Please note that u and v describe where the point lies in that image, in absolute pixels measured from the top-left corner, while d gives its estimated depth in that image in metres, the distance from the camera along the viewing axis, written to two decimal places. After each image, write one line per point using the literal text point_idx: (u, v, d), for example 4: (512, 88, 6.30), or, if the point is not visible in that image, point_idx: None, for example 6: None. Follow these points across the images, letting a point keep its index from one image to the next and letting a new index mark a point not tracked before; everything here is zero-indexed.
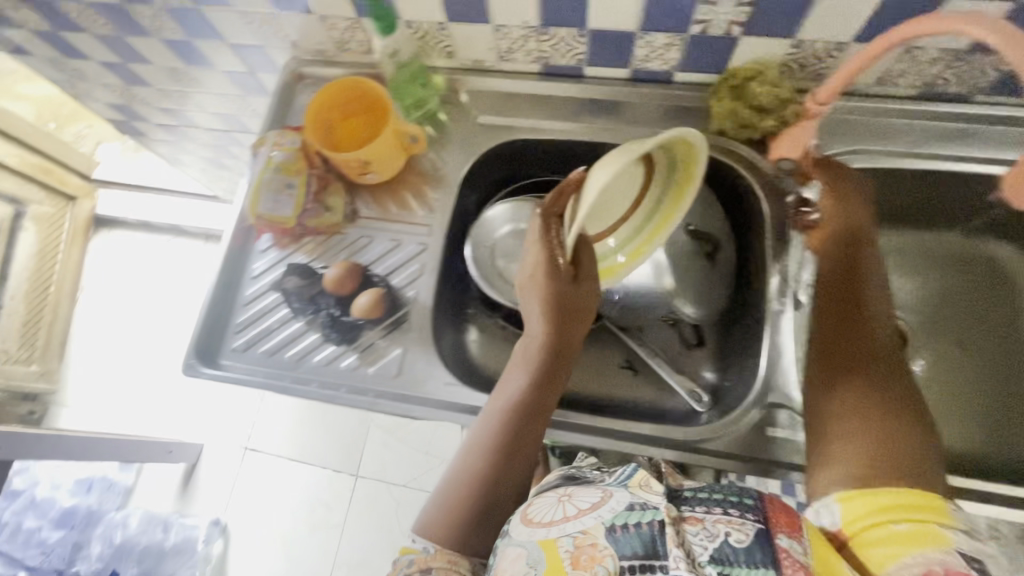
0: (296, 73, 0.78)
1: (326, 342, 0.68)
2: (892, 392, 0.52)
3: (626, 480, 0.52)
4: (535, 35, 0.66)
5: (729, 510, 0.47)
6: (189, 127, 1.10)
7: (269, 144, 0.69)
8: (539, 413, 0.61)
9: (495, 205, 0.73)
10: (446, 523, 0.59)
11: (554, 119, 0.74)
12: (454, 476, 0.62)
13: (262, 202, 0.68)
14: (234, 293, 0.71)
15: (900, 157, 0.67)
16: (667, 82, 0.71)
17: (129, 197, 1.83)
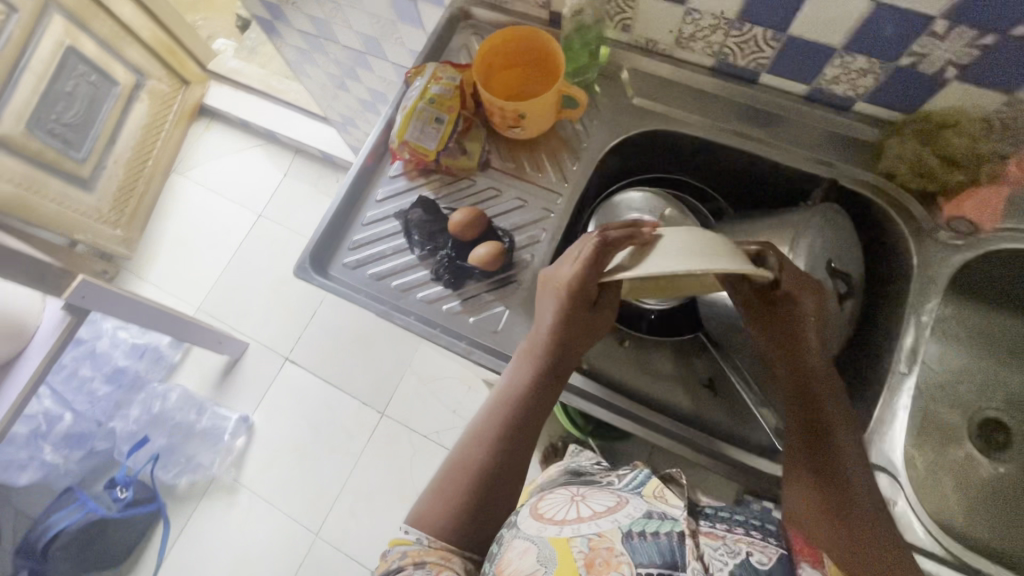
0: (463, 11, 0.78)
1: (433, 282, 0.69)
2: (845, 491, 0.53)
3: (638, 487, 0.55)
4: (725, 28, 0.63)
5: (752, 531, 0.49)
6: (326, 42, 1.11)
7: (428, 75, 0.68)
8: (538, 409, 0.61)
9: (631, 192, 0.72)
10: (439, 513, 0.58)
11: (710, 117, 0.71)
12: (448, 466, 0.62)
13: (408, 130, 0.67)
14: (355, 214, 0.72)
15: None
16: (844, 110, 0.67)
17: (237, 96, 1.90)
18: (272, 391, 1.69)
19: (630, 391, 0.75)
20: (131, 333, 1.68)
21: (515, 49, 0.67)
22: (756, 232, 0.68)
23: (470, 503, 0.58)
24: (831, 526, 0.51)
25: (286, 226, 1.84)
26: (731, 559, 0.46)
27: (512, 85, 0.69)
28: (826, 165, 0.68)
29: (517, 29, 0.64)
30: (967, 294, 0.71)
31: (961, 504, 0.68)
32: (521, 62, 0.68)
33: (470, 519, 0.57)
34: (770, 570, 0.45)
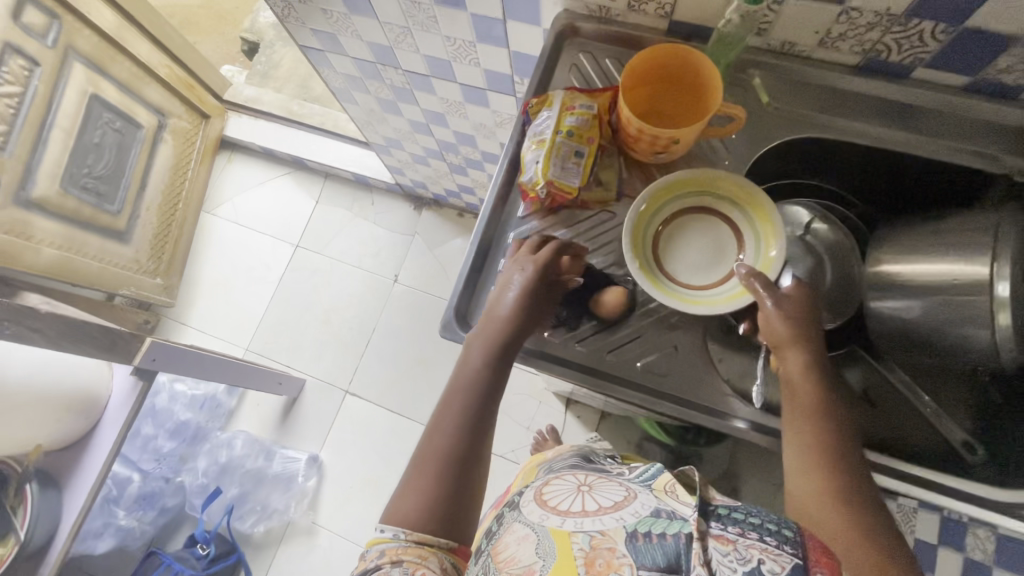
0: (569, 27, 0.72)
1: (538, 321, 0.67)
2: (847, 473, 0.54)
3: (651, 481, 0.57)
4: (886, 25, 0.58)
5: (766, 537, 0.45)
6: (383, 67, 1.05)
7: (559, 105, 0.63)
8: (495, 393, 0.61)
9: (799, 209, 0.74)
10: (415, 501, 0.55)
11: (855, 120, 0.67)
12: (424, 452, 0.58)
13: (549, 169, 0.62)
14: (495, 256, 0.68)
15: None
16: (1008, 99, 0.62)
17: (259, 125, 1.83)
18: (337, 427, 1.64)
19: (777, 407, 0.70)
20: (189, 384, 1.62)
21: (657, 67, 0.62)
22: (924, 240, 0.64)
23: (451, 503, 0.55)
24: (838, 505, 0.52)
25: (326, 255, 1.78)
26: (741, 567, 0.42)
27: (647, 105, 0.64)
28: (987, 161, 0.64)
29: (669, 46, 0.59)
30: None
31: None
32: (657, 81, 0.63)
33: (450, 516, 0.55)
34: None
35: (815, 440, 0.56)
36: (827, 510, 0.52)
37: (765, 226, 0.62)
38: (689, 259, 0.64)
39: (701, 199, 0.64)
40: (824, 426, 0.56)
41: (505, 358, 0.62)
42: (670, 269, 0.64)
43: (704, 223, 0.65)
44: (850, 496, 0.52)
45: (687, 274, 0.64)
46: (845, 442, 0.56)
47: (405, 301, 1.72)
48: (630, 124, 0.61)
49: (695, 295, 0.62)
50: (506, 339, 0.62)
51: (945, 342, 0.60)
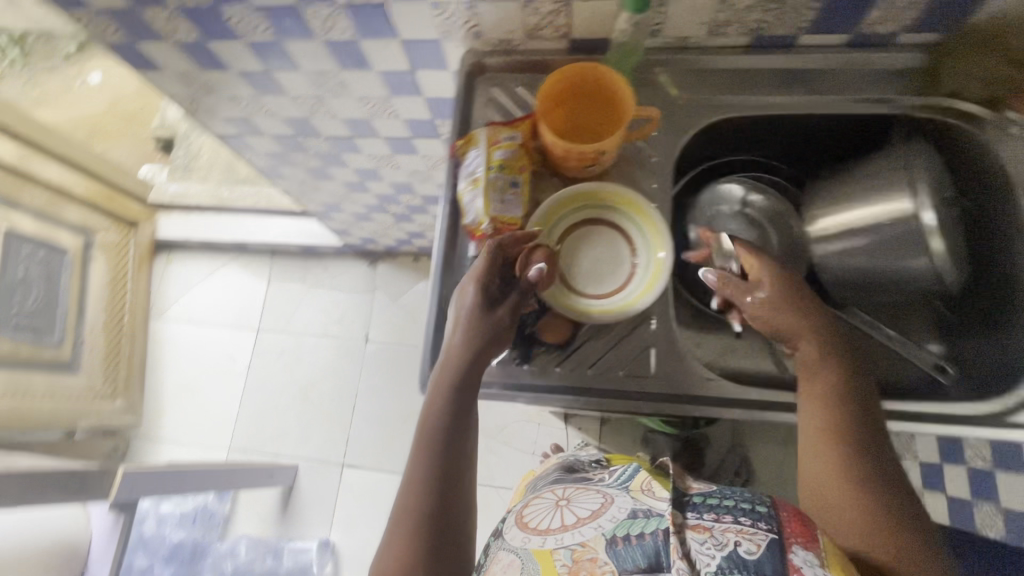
0: (477, 65, 0.74)
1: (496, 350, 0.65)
2: (858, 450, 0.55)
3: (629, 481, 0.62)
4: (763, 5, 0.63)
5: (741, 519, 0.51)
6: (306, 138, 1.04)
7: (485, 143, 0.64)
8: (463, 431, 0.58)
9: (730, 183, 0.77)
10: (396, 563, 0.51)
11: (758, 95, 0.71)
12: (400, 502, 0.55)
13: (491, 205, 0.63)
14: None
15: None
16: (885, 47, 0.68)
17: (191, 219, 1.78)
18: (341, 504, 1.58)
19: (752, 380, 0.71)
20: (175, 502, 1.56)
21: (567, 87, 0.64)
22: (845, 192, 0.69)
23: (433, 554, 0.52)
24: (848, 485, 0.54)
25: (290, 332, 1.73)
26: (718, 552, 0.49)
27: (567, 124, 0.66)
28: (880, 104, 0.69)
29: (575, 66, 0.62)
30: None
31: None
32: (569, 99, 0.65)
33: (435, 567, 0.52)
34: (758, 558, 0.48)
35: (821, 425, 0.57)
36: (838, 495, 0.54)
37: (652, 238, 0.65)
38: (589, 270, 0.66)
39: (592, 210, 0.66)
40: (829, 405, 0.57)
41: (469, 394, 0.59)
42: (572, 283, 0.65)
43: (598, 233, 0.66)
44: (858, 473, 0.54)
45: (590, 286, 0.65)
46: (856, 421, 0.56)
47: (381, 358, 1.69)
48: (555, 147, 0.63)
49: (599, 304, 0.63)
50: (466, 370, 0.59)
51: (891, 274, 0.66)
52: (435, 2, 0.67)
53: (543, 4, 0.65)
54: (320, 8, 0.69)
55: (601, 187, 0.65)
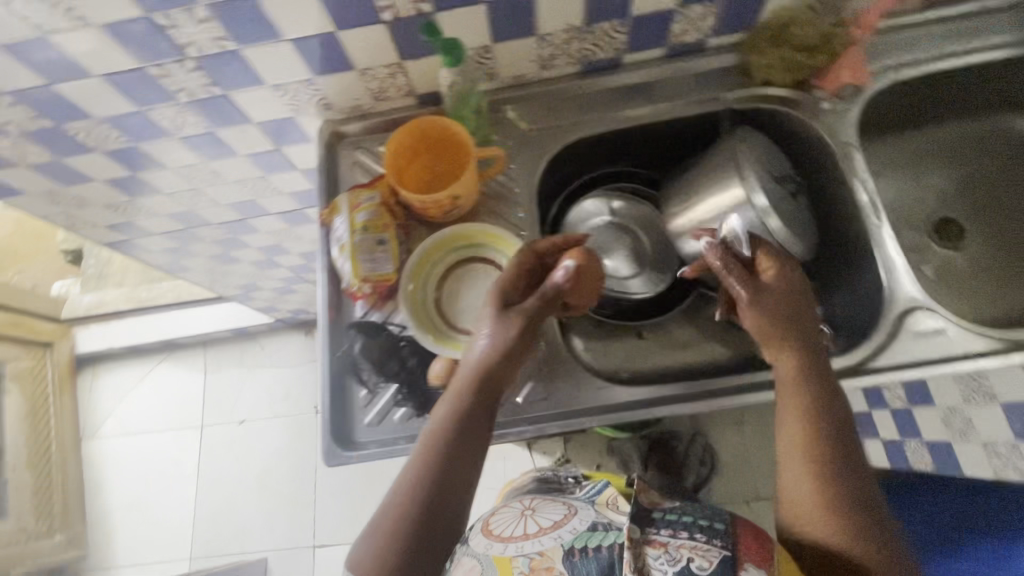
0: (336, 133, 0.77)
1: (398, 403, 0.65)
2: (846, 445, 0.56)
3: (594, 498, 0.66)
4: (578, 36, 0.68)
5: (696, 536, 0.53)
6: (197, 228, 1.04)
7: (345, 209, 0.66)
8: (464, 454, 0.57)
9: (586, 202, 0.83)
10: (379, 554, 0.53)
11: (600, 115, 0.76)
12: (388, 508, 0.55)
13: (362, 265, 0.64)
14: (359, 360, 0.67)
15: (928, 62, 0.73)
16: (699, 52, 0.74)
17: (111, 327, 1.72)
18: None
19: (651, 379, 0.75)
20: None
21: (413, 142, 0.67)
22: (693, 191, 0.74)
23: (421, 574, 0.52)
24: (830, 477, 0.54)
25: (236, 422, 1.67)
26: (671, 568, 0.51)
27: (424, 176, 0.69)
28: (713, 100, 0.74)
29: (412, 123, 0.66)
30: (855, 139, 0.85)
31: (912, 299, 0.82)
32: (420, 152, 0.68)
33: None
34: (709, 573, 0.50)
35: (822, 409, 0.57)
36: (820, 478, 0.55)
37: None
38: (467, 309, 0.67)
39: (464, 250, 0.69)
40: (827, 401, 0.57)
41: (476, 419, 0.58)
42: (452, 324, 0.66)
43: (471, 271, 0.69)
44: (844, 466, 0.55)
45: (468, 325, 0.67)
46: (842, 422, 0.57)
47: None
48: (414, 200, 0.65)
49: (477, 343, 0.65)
50: (479, 394, 0.58)
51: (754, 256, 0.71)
52: (276, 85, 0.69)
53: (379, 69, 0.69)
54: (167, 108, 0.70)
55: (468, 229, 0.68)
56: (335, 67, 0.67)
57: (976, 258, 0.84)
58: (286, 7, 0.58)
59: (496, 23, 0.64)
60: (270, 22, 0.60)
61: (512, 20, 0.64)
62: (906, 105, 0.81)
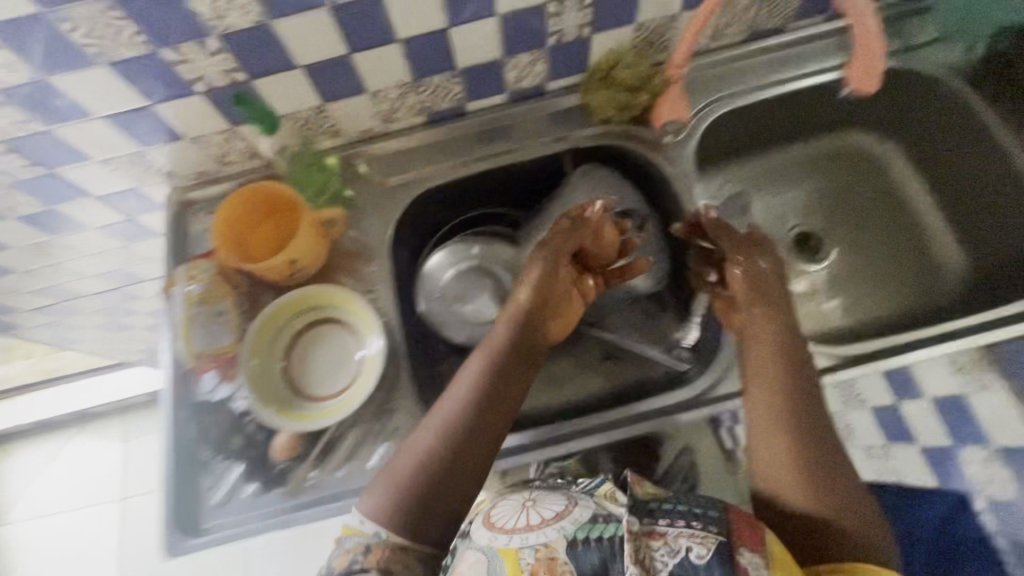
0: (184, 201, 0.75)
1: (249, 478, 0.64)
2: (821, 423, 0.56)
3: (593, 488, 0.54)
4: (412, 90, 0.69)
5: (692, 523, 0.49)
6: (72, 301, 0.99)
7: (183, 281, 0.69)
8: (491, 421, 0.58)
9: (433, 255, 0.80)
10: (395, 494, 0.53)
11: (448, 163, 0.77)
12: (405, 456, 0.56)
13: (195, 337, 0.68)
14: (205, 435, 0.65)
15: (750, 93, 0.78)
16: (542, 96, 0.76)
17: (17, 404, 1.61)
18: None
19: (519, 423, 0.74)
20: None
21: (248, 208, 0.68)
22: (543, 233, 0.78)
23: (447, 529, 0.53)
24: (816, 453, 0.54)
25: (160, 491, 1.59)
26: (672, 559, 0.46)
27: (264, 240, 0.70)
28: (559, 142, 0.76)
29: (236, 196, 0.66)
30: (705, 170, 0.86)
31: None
32: (257, 218, 0.69)
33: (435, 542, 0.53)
34: (709, 562, 0.45)
35: (803, 383, 0.58)
36: (806, 446, 0.55)
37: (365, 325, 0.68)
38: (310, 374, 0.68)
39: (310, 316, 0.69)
40: (794, 396, 0.57)
41: (500, 392, 0.59)
42: (297, 388, 0.68)
43: (317, 335, 0.69)
44: (824, 439, 0.56)
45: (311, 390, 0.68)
46: (816, 412, 0.57)
47: None
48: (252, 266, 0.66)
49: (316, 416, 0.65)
50: (505, 367, 0.61)
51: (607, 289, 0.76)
52: (106, 159, 0.67)
53: (212, 135, 0.68)
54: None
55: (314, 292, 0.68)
56: (166, 138, 0.66)
57: (835, 268, 0.86)
58: (89, 85, 0.57)
59: (322, 84, 0.65)
60: (75, 99, 0.59)
61: (337, 80, 0.65)
62: (746, 131, 0.84)
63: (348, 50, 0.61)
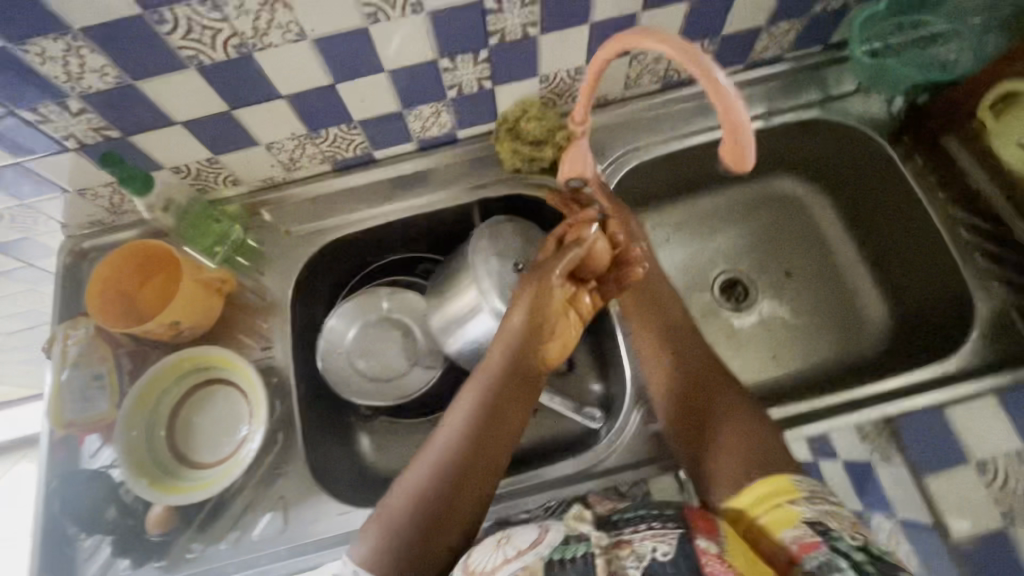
0: (249, 207, 0.73)
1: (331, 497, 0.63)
2: (733, 398, 0.59)
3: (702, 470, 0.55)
4: (490, 98, 0.67)
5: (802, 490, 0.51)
6: None
7: (69, 346, 0.63)
8: (484, 447, 0.54)
9: None
10: (386, 531, 0.51)
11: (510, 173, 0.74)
12: (404, 488, 0.54)
13: (72, 411, 0.61)
14: (289, 443, 0.65)
15: (815, 106, 0.74)
16: (614, 102, 0.75)
17: None
18: None
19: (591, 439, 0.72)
20: None
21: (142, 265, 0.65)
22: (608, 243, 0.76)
23: (745, 452, 0.54)
24: (738, 430, 0.56)
25: None
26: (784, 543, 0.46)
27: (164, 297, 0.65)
28: (633, 151, 0.75)
29: (121, 252, 0.63)
30: (750, 180, 0.86)
31: (816, 332, 0.81)
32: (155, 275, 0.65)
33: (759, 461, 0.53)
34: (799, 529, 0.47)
35: (699, 363, 0.63)
36: (717, 431, 0.57)
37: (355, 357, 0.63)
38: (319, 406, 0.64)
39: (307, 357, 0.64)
40: (690, 368, 0.62)
41: (495, 410, 0.56)
42: (214, 457, 0.63)
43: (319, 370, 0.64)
44: (736, 423, 0.57)
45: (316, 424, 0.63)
46: (723, 388, 0.60)
47: None
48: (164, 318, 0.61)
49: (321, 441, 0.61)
50: (488, 394, 0.56)
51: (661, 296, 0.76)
52: (176, 167, 0.65)
53: (285, 141, 0.66)
54: (52, 198, 0.65)
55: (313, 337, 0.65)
56: (239, 145, 0.64)
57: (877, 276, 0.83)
58: (171, 93, 0.55)
59: (403, 91, 0.62)
60: (157, 105, 0.56)
61: (418, 88, 0.63)
62: (803, 147, 0.80)
63: (435, 58, 0.59)
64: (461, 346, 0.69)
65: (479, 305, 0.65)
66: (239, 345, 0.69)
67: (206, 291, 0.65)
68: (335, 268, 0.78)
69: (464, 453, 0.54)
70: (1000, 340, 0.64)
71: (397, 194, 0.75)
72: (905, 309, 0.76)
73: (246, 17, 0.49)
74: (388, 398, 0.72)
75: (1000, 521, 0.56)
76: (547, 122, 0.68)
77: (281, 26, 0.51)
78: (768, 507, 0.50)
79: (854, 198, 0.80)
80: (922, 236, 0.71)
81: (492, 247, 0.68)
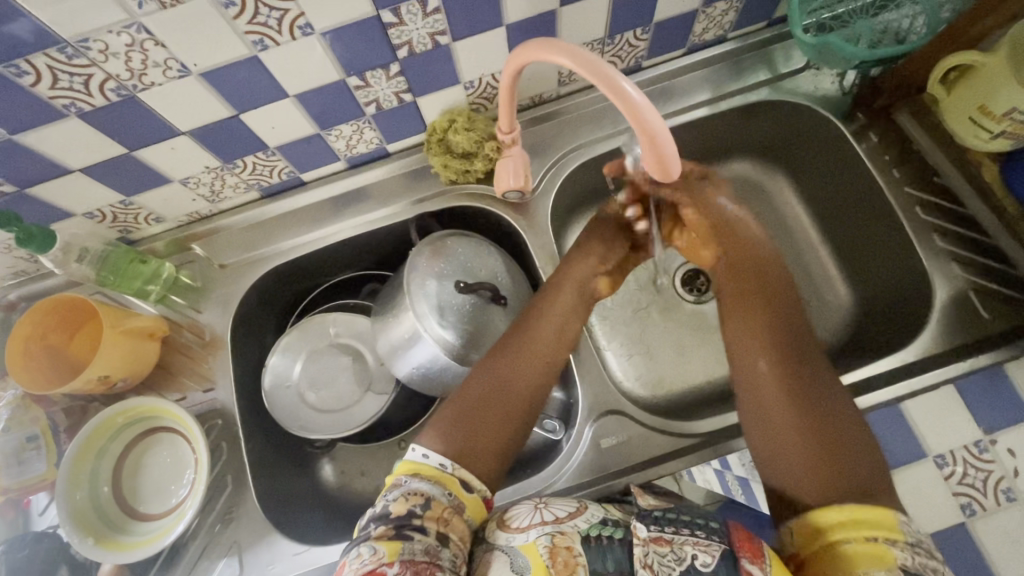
0: (180, 245, 0.70)
1: (284, 538, 0.62)
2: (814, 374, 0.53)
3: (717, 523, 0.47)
4: (415, 111, 0.63)
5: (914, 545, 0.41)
6: None
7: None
8: (540, 378, 0.58)
9: None
10: (453, 427, 0.53)
11: (447, 187, 0.70)
12: (470, 388, 0.56)
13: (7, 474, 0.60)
14: (241, 486, 0.64)
15: (757, 89, 0.70)
16: (552, 101, 0.70)
17: None
18: None
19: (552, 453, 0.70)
20: None
21: (63, 319, 0.62)
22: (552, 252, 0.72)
23: (832, 468, 0.47)
24: (804, 404, 0.51)
25: None
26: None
27: (92, 347, 0.62)
28: (575, 150, 0.71)
29: (42, 307, 0.60)
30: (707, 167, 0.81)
31: None
32: (77, 326, 0.62)
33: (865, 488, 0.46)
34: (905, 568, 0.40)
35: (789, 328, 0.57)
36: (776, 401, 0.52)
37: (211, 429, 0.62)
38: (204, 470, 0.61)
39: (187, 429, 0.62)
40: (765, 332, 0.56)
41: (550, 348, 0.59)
42: (166, 507, 0.62)
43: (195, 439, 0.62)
44: (806, 404, 0.51)
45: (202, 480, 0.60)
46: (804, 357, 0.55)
47: None
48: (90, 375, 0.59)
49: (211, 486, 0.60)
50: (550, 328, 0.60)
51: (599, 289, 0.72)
52: (89, 213, 0.61)
53: (201, 175, 0.62)
54: None
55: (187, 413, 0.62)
56: (151, 185, 0.60)
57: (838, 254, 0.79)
58: (59, 140, 0.51)
59: (313, 114, 0.58)
60: (51, 158, 0.53)
61: (329, 109, 0.58)
62: (751, 132, 0.76)
63: (342, 76, 0.54)
64: (409, 371, 0.65)
65: (418, 331, 0.62)
66: (182, 389, 0.67)
67: (136, 336, 0.62)
68: (280, 295, 0.75)
69: (524, 378, 0.57)
70: (959, 327, 0.61)
71: (331, 216, 0.71)
72: (868, 292, 0.73)
73: (116, 60, 0.46)
74: (343, 430, 0.70)
75: (960, 515, 0.56)
76: (476, 131, 0.63)
77: (158, 64, 0.47)
78: (859, 538, 0.42)
79: (812, 178, 0.76)
80: (875, 212, 0.68)
81: (431, 266, 0.65)
